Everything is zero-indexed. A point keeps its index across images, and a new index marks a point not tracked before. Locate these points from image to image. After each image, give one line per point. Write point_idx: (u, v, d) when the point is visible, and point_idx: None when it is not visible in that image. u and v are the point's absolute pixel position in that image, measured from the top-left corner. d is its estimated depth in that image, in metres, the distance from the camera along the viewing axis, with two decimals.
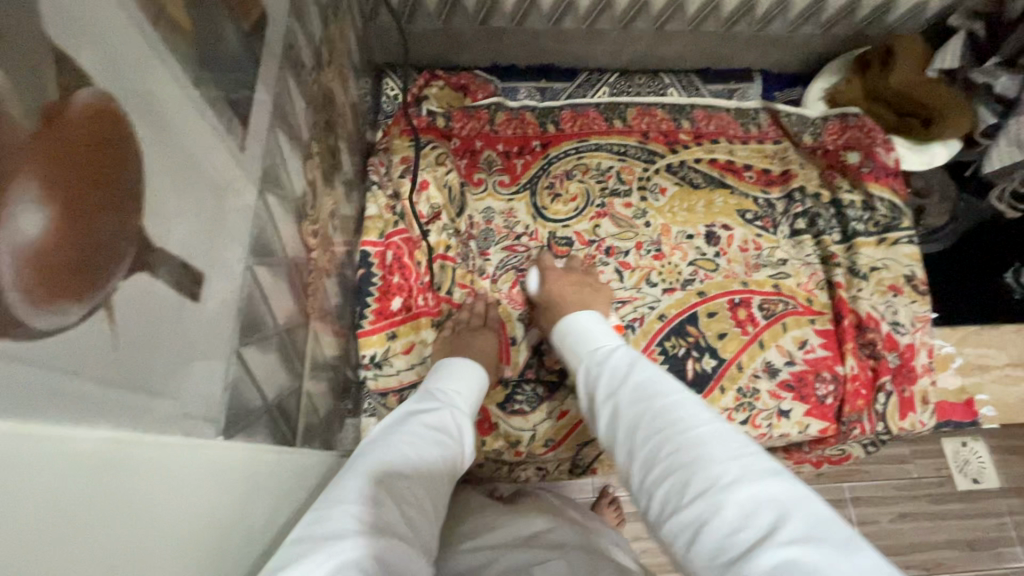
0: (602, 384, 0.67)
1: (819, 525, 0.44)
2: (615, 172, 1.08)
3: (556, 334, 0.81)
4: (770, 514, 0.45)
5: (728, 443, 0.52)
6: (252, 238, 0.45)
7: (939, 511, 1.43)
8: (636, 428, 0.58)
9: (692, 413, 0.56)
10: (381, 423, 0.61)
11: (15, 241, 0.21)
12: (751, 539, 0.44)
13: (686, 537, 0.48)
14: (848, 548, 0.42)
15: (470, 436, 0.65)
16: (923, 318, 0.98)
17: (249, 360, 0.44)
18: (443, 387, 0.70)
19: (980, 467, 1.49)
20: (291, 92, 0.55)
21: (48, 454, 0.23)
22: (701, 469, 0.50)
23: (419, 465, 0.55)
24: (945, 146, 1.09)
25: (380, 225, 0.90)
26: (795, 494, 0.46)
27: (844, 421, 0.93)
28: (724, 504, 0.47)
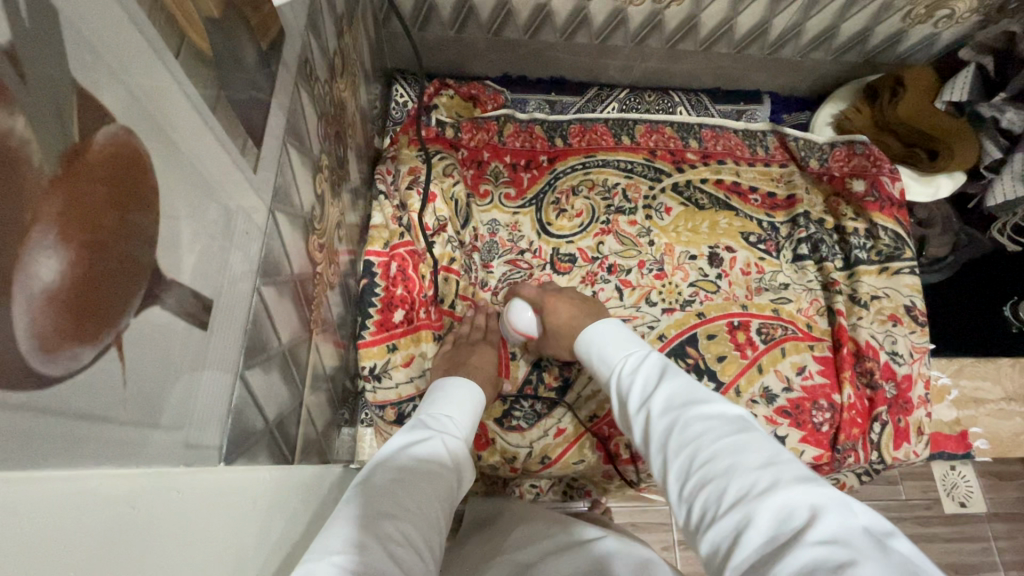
0: (634, 394, 0.67)
1: (860, 529, 0.42)
2: (621, 189, 1.08)
3: (579, 339, 0.81)
4: (808, 516, 0.44)
5: (765, 454, 0.51)
6: (260, 258, 0.44)
7: (927, 535, 1.45)
8: (667, 436, 0.58)
9: (727, 424, 0.56)
10: (370, 462, 0.61)
11: (29, 289, 0.21)
12: (789, 541, 0.43)
13: (720, 547, 0.47)
14: (893, 548, 0.40)
15: (464, 463, 0.65)
16: (921, 348, 0.98)
17: (253, 382, 0.43)
18: (434, 412, 0.70)
19: (967, 491, 1.51)
20: (303, 107, 0.55)
21: (59, 502, 0.22)
22: (737, 477, 0.49)
23: (409, 508, 0.53)
24: (949, 177, 1.07)
25: (385, 235, 0.89)
26: (834, 501, 0.45)
27: (839, 449, 0.93)
28: (760, 510, 0.46)
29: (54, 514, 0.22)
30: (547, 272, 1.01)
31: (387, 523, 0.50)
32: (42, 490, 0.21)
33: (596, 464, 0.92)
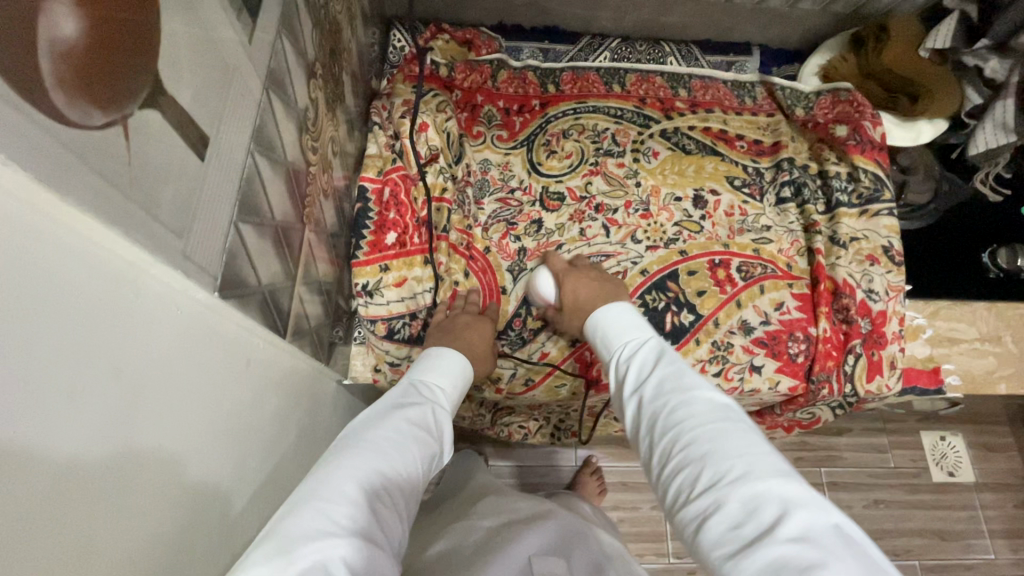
0: (629, 377, 0.70)
1: (820, 526, 0.48)
2: (610, 133, 1.11)
3: (585, 319, 0.83)
4: (776, 510, 0.49)
5: (742, 443, 0.56)
6: (254, 126, 0.49)
7: (913, 500, 1.48)
8: (654, 420, 0.62)
9: (713, 412, 0.59)
10: (366, 415, 0.66)
11: (53, 34, 0.25)
12: (756, 533, 0.48)
13: (694, 528, 0.53)
14: (849, 551, 0.46)
15: (448, 436, 0.70)
16: (898, 287, 1.01)
17: (246, 237, 0.48)
18: (428, 381, 0.75)
19: (956, 461, 1.53)
20: (299, 8, 0.59)
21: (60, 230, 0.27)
22: (713, 464, 0.54)
23: (395, 468, 0.59)
24: (931, 124, 1.09)
25: (379, 163, 0.93)
26: (799, 496, 0.50)
27: (813, 380, 0.97)
28: (729, 502, 0.51)
29: (55, 233, 0.27)
30: (536, 209, 1.05)
31: (375, 481, 0.55)
32: (52, 213, 0.27)
33: (579, 388, 0.96)
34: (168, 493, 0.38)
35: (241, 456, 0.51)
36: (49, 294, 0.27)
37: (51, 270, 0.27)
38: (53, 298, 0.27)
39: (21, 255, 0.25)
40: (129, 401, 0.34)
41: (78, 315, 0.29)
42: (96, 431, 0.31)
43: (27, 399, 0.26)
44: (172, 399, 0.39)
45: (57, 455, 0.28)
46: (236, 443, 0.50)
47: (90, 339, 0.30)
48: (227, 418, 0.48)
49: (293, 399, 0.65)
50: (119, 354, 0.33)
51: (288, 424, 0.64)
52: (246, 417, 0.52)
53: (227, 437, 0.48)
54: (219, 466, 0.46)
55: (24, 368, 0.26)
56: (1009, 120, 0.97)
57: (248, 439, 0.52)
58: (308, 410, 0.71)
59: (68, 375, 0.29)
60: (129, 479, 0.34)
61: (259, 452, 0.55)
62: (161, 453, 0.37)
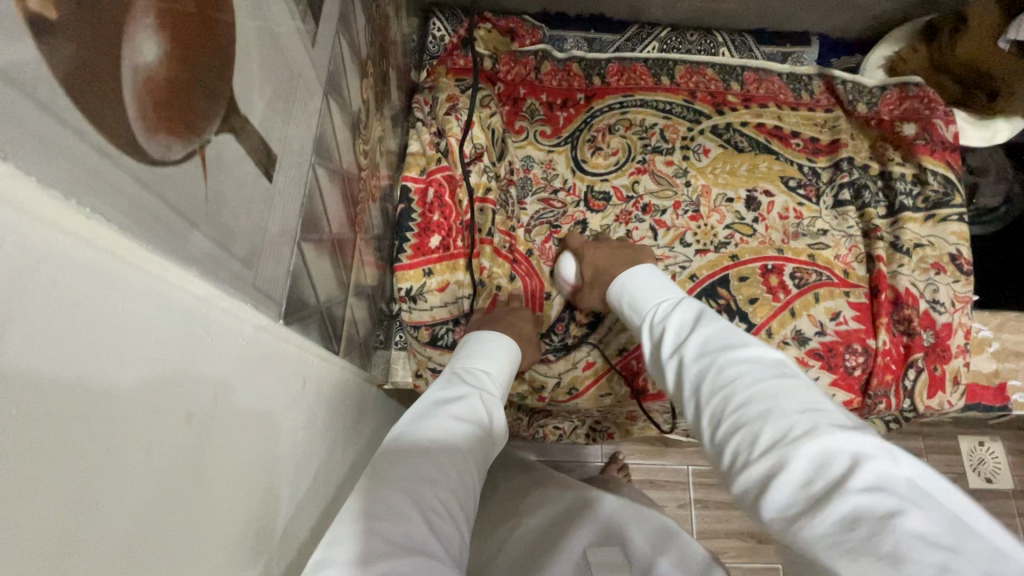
0: (668, 341, 0.64)
1: (895, 479, 0.41)
2: (658, 129, 1.06)
3: (614, 287, 0.80)
4: (846, 461, 0.42)
5: (800, 397, 0.49)
6: (315, 137, 0.45)
7: None
8: (701, 378, 0.56)
9: (765, 369, 0.53)
10: (406, 414, 0.63)
11: (136, 62, 0.22)
12: (825, 488, 0.41)
13: (749, 487, 0.45)
14: (931, 504, 0.39)
15: (500, 422, 0.67)
16: (964, 298, 0.96)
17: (307, 256, 0.45)
18: (471, 367, 0.72)
19: (995, 466, 1.48)
20: (354, 3, 0.55)
21: (136, 279, 0.24)
22: (772, 421, 0.47)
23: (446, 469, 0.55)
24: (1009, 124, 1.02)
25: (423, 162, 0.89)
26: (873, 447, 0.43)
27: (870, 395, 0.93)
28: (792, 453, 0.44)
29: (132, 282, 0.24)
30: (580, 210, 1.01)
31: (426, 489, 0.52)
32: (130, 260, 0.24)
33: (624, 398, 0.93)
34: (232, 533, 0.36)
35: (296, 480, 0.49)
36: (126, 344, 0.24)
37: (129, 320, 0.24)
38: (129, 349, 0.24)
39: (98, 307, 0.22)
40: (200, 444, 0.31)
41: (152, 363, 0.26)
42: (169, 483, 0.28)
43: (109, 459, 0.23)
44: (237, 432, 0.36)
45: (135, 516, 0.25)
46: (293, 467, 0.48)
47: (166, 387, 0.27)
48: (285, 444, 0.45)
49: (341, 414, 0.63)
50: (192, 397, 0.30)
51: (338, 438, 0.62)
52: (301, 439, 0.50)
53: (285, 464, 0.45)
54: (276, 496, 0.44)
55: (107, 427, 0.23)
56: None
57: (303, 462, 0.50)
58: (356, 421, 0.70)
59: (147, 430, 0.26)
60: (199, 527, 0.31)
61: (314, 472, 0.54)
62: (227, 492, 0.35)
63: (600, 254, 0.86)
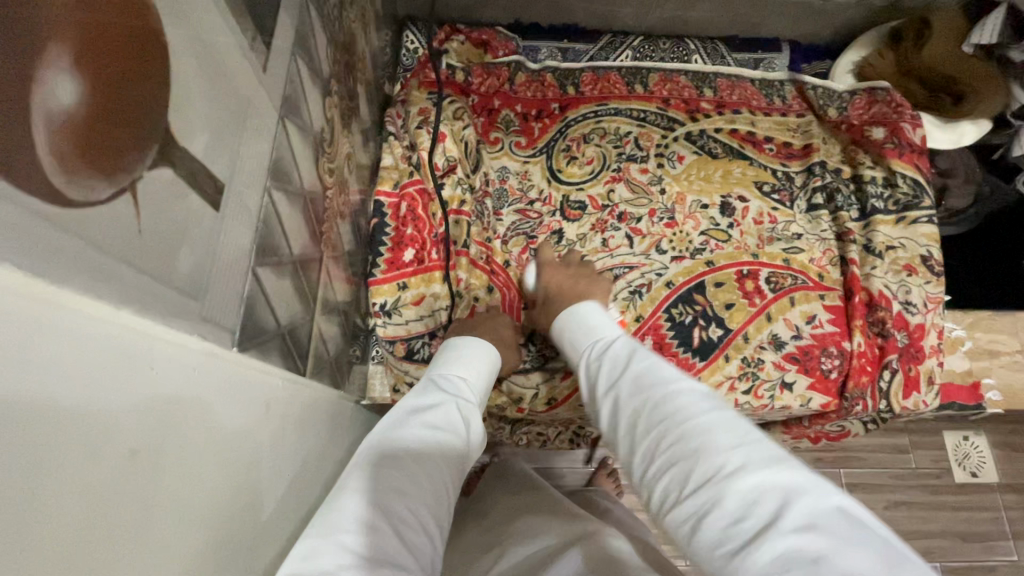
0: (602, 377, 0.63)
1: (826, 514, 0.43)
2: (633, 138, 1.07)
3: (555, 323, 0.77)
4: (778, 502, 0.44)
5: (730, 430, 0.50)
6: (270, 161, 0.45)
7: (935, 502, 1.44)
8: (636, 416, 0.56)
9: (697, 403, 0.54)
10: (382, 420, 0.62)
11: (49, 105, 0.22)
12: (756, 528, 0.43)
13: (688, 530, 0.47)
14: (858, 538, 0.41)
15: (478, 429, 0.67)
16: (936, 299, 0.97)
17: (264, 281, 0.45)
18: (449, 373, 0.71)
19: (979, 461, 1.49)
20: (313, 23, 0.55)
21: (65, 320, 0.24)
22: (705, 460, 0.48)
23: (421, 482, 0.55)
24: (974, 125, 1.04)
25: (395, 175, 0.89)
26: (800, 480, 0.45)
27: (846, 397, 0.93)
28: (726, 496, 0.46)
29: (61, 324, 0.24)
30: (556, 220, 1.01)
31: (400, 504, 0.52)
32: (56, 302, 0.23)
33: None
34: (196, 568, 0.35)
35: (264, 507, 0.48)
36: (59, 387, 0.23)
37: (60, 363, 0.24)
38: (63, 392, 0.24)
39: (23, 352, 0.22)
40: (152, 481, 0.31)
41: (91, 403, 0.25)
42: (116, 522, 0.27)
43: (43, 507, 0.22)
44: (192, 461, 0.35)
45: (79, 562, 0.25)
46: (259, 493, 0.47)
47: (108, 427, 0.27)
48: (248, 471, 0.44)
49: (314, 434, 0.63)
50: (138, 432, 0.29)
51: (311, 458, 0.61)
52: (267, 465, 0.49)
53: (250, 491, 0.45)
54: (241, 525, 0.43)
55: (40, 473, 0.22)
56: None
57: (269, 487, 0.49)
58: (329, 442, 0.69)
59: (88, 474, 0.25)
60: (157, 564, 0.31)
61: (284, 495, 0.53)
62: (187, 526, 0.34)
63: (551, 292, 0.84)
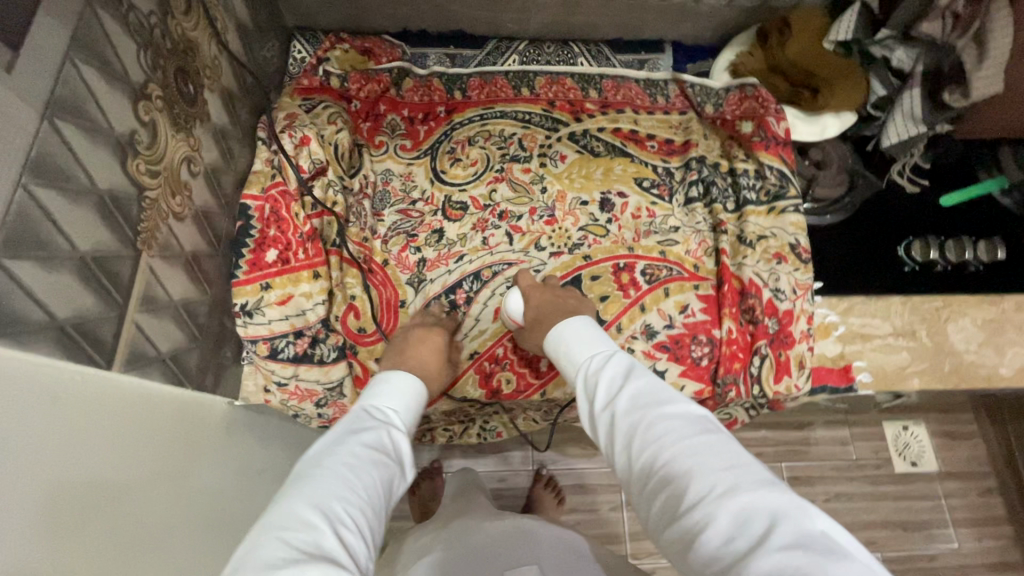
0: (601, 392, 0.66)
1: (812, 533, 0.44)
2: (517, 139, 1.10)
3: (547, 341, 0.80)
4: (768, 520, 0.46)
5: (725, 453, 0.53)
6: (27, 157, 0.47)
7: (875, 492, 1.41)
8: (631, 435, 0.59)
9: (692, 424, 0.57)
10: (318, 443, 0.64)
11: None
12: (746, 546, 0.45)
13: (687, 547, 0.50)
14: (843, 557, 0.42)
15: (408, 459, 0.67)
16: (804, 285, 1.00)
17: (22, 273, 0.46)
18: (382, 405, 0.71)
19: (920, 450, 1.46)
20: (105, 28, 0.57)
21: None
22: (699, 478, 0.51)
23: (359, 490, 0.57)
24: (836, 117, 1.09)
25: (263, 179, 0.89)
26: (790, 504, 0.47)
27: (718, 383, 0.96)
28: (721, 515, 0.48)
29: None
30: (437, 219, 1.03)
31: (340, 504, 0.54)
32: None
33: (479, 400, 0.95)
34: None
35: (109, 495, 0.52)
36: None
37: None
38: None
39: None
40: None
41: None
42: None
43: None
44: None
45: None
46: (97, 481, 0.50)
47: None
48: (71, 462, 0.48)
49: (163, 429, 0.63)
50: None
51: (176, 452, 0.64)
52: (105, 457, 0.52)
53: (82, 480, 0.49)
54: (71, 511, 0.47)
55: None
56: (917, 110, 0.98)
57: (117, 476, 0.53)
58: (191, 436, 0.69)
59: None
60: None
61: (143, 482, 0.57)
62: None
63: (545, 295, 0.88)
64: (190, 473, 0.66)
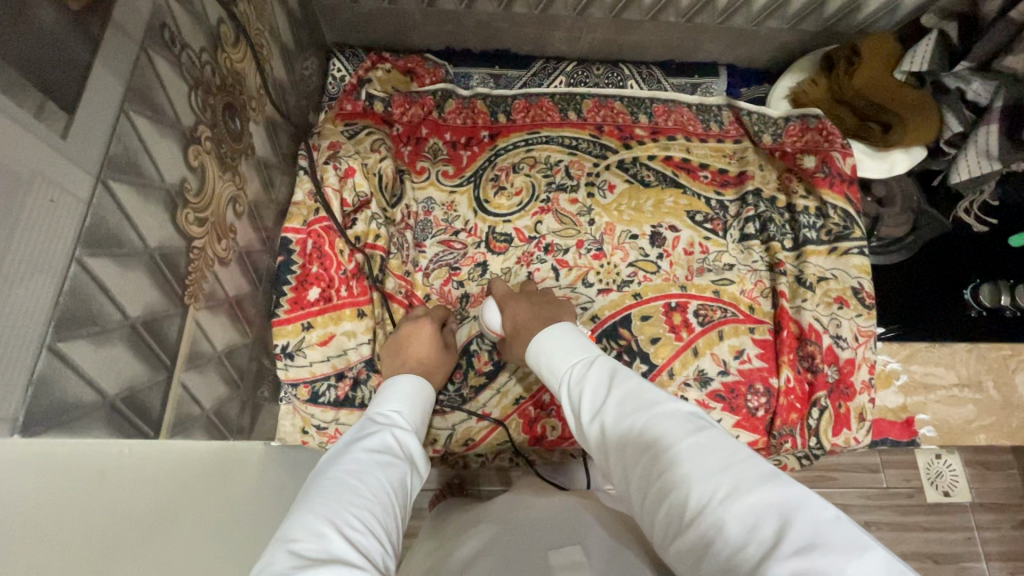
0: (586, 403, 0.61)
1: (827, 529, 0.40)
2: (563, 166, 1.04)
3: (529, 353, 0.74)
4: (776, 523, 0.41)
5: (720, 450, 0.48)
6: (80, 229, 0.43)
7: (905, 521, 1.22)
8: (623, 444, 0.54)
9: (681, 424, 0.52)
10: (322, 461, 0.60)
11: None
12: (757, 553, 0.41)
13: (694, 560, 0.45)
14: (862, 548, 0.39)
15: (419, 454, 0.64)
16: (867, 333, 0.94)
17: (74, 355, 0.43)
18: (383, 410, 0.68)
19: (952, 479, 1.26)
20: (158, 73, 0.53)
21: None
22: (695, 485, 0.46)
23: (362, 489, 0.53)
24: (906, 154, 1.02)
25: (304, 212, 0.85)
26: (795, 496, 0.43)
27: (774, 434, 0.91)
28: (727, 521, 0.43)
29: None
30: (480, 251, 0.99)
31: (340, 506, 0.50)
32: None
33: (523, 445, 0.91)
34: None
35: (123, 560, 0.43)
36: None
37: None
38: None
39: None
40: None
41: None
42: None
43: None
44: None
45: None
46: (137, 549, 0.45)
47: None
48: (127, 523, 0.45)
49: (208, 489, 0.59)
50: None
51: (196, 498, 0.56)
52: (114, 518, 0.44)
53: (135, 546, 0.45)
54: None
55: None
56: (993, 148, 0.92)
57: (129, 538, 0.45)
58: (238, 493, 0.66)
59: None
60: None
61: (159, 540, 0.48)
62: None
63: (521, 308, 0.83)
64: (243, 535, 0.63)
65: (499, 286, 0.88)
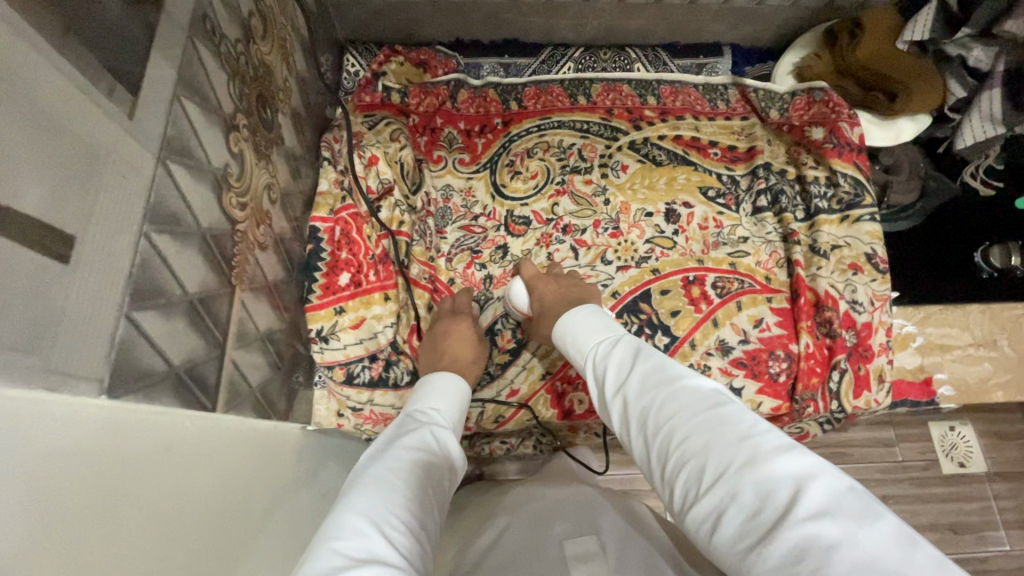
0: (609, 379, 0.63)
1: (842, 498, 0.42)
2: (576, 149, 1.07)
3: (557, 329, 0.77)
4: (790, 489, 0.43)
5: (739, 425, 0.49)
6: (146, 205, 0.45)
7: (922, 494, 1.24)
8: (644, 416, 0.56)
9: (702, 400, 0.53)
10: (363, 457, 0.62)
11: None
12: (770, 519, 0.42)
13: (708, 526, 0.46)
14: (874, 517, 0.40)
15: (453, 447, 0.66)
16: (882, 297, 0.96)
17: (145, 324, 0.45)
18: (422, 406, 0.70)
19: (966, 450, 1.28)
20: (202, 61, 0.55)
21: None
22: (714, 456, 0.47)
23: (397, 480, 0.54)
24: (912, 121, 1.05)
25: (330, 201, 0.88)
26: (811, 467, 0.44)
27: (797, 399, 0.93)
28: (742, 487, 0.45)
29: None
30: (501, 234, 1.02)
31: (374, 496, 0.51)
32: None
33: (551, 420, 0.93)
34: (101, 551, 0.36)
35: (186, 530, 0.44)
36: None
37: None
38: None
39: None
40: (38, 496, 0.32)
41: None
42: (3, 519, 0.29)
43: None
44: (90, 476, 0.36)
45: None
46: (208, 510, 0.48)
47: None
48: (200, 486, 0.48)
49: (255, 465, 0.61)
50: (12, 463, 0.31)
51: (244, 478, 0.56)
52: (172, 499, 0.44)
53: (204, 508, 0.48)
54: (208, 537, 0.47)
55: None
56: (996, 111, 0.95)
57: (201, 502, 0.47)
58: (282, 471, 0.68)
59: None
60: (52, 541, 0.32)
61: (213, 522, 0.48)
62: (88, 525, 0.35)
63: (550, 287, 0.86)
64: (292, 510, 0.65)
65: (529, 268, 0.90)
